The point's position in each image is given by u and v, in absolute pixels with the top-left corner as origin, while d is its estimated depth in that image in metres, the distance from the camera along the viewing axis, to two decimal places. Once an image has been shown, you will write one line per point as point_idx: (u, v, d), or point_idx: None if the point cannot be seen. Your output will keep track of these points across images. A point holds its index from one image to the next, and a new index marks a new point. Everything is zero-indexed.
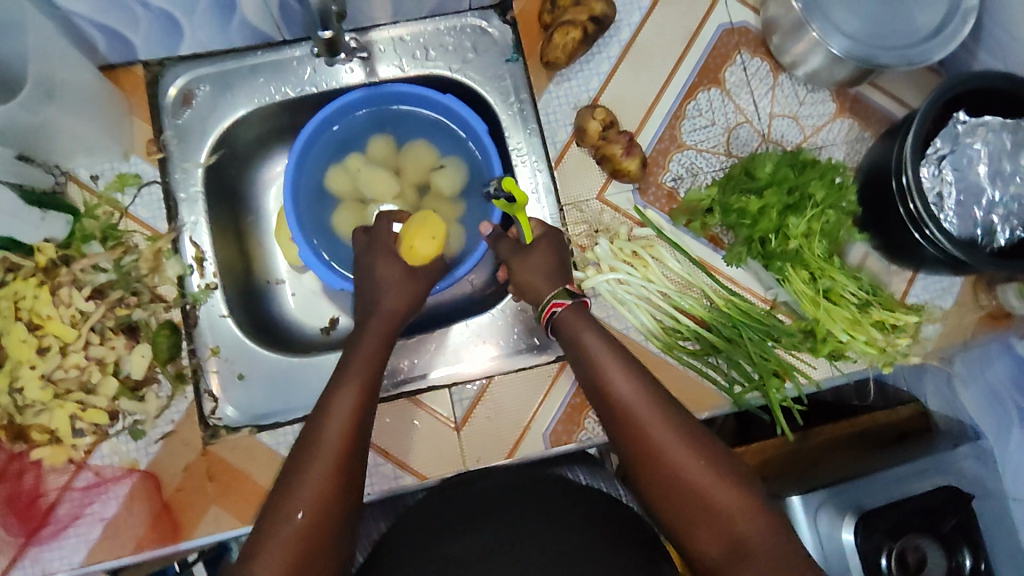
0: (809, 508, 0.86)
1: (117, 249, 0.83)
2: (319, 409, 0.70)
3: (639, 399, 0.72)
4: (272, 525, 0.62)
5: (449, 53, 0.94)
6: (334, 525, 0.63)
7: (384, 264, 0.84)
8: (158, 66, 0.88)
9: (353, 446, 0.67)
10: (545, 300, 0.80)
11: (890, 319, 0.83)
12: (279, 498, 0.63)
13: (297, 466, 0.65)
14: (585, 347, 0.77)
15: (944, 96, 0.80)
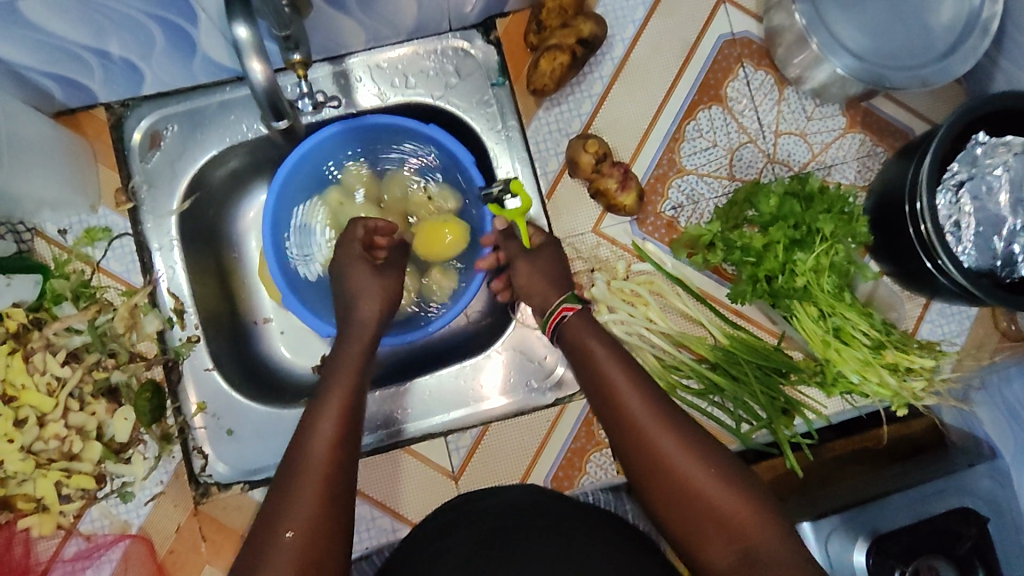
0: (820, 533, 0.79)
1: (91, 309, 0.79)
2: (302, 425, 0.63)
3: (653, 408, 0.65)
4: (260, 552, 0.55)
5: (430, 78, 0.88)
6: (331, 550, 0.56)
7: (351, 270, 0.77)
8: (121, 108, 0.83)
9: (343, 462, 0.61)
10: (553, 305, 0.75)
11: (905, 362, 0.79)
12: (267, 524, 0.57)
13: (284, 485, 0.58)
14: (591, 354, 0.70)
15: (965, 119, 0.75)
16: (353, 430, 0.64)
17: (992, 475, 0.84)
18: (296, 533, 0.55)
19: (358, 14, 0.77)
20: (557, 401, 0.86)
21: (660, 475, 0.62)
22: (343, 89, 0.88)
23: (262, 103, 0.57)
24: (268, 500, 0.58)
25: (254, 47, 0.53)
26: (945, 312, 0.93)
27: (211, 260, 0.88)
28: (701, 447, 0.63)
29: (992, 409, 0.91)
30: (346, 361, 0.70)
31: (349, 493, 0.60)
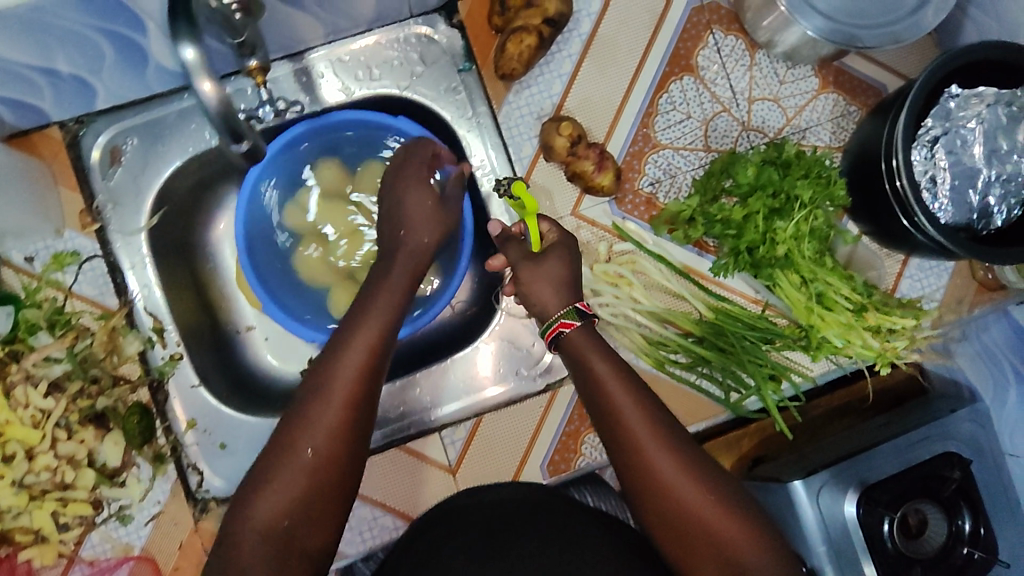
0: (811, 488, 0.81)
1: (68, 336, 0.76)
2: (332, 348, 0.63)
3: (651, 424, 0.65)
4: (271, 472, 0.58)
5: (395, 69, 0.86)
6: (340, 478, 0.59)
7: (416, 189, 0.75)
8: (76, 125, 0.80)
9: (368, 394, 0.61)
10: (552, 319, 0.74)
11: (887, 324, 0.77)
12: (283, 441, 0.59)
13: (303, 407, 0.60)
14: (593, 369, 0.69)
15: (940, 71, 0.75)
16: (382, 362, 0.63)
17: (973, 418, 0.87)
18: (310, 457, 0.58)
19: (313, 9, 0.74)
20: (548, 387, 0.86)
21: (653, 487, 0.64)
22: (306, 87, 0.85)
23: (220, 127, 0.55)
24: (286, 417, 0.61)
25: (203, 68, 0.51)
26: (924, 268, 0.93)
27: (185, 272, 0.86)
28: (698, 464, 0.64)
29: (972, 349, 0.94)
30: (388, 288, 0.68)
31: (367, 430, 0.62)
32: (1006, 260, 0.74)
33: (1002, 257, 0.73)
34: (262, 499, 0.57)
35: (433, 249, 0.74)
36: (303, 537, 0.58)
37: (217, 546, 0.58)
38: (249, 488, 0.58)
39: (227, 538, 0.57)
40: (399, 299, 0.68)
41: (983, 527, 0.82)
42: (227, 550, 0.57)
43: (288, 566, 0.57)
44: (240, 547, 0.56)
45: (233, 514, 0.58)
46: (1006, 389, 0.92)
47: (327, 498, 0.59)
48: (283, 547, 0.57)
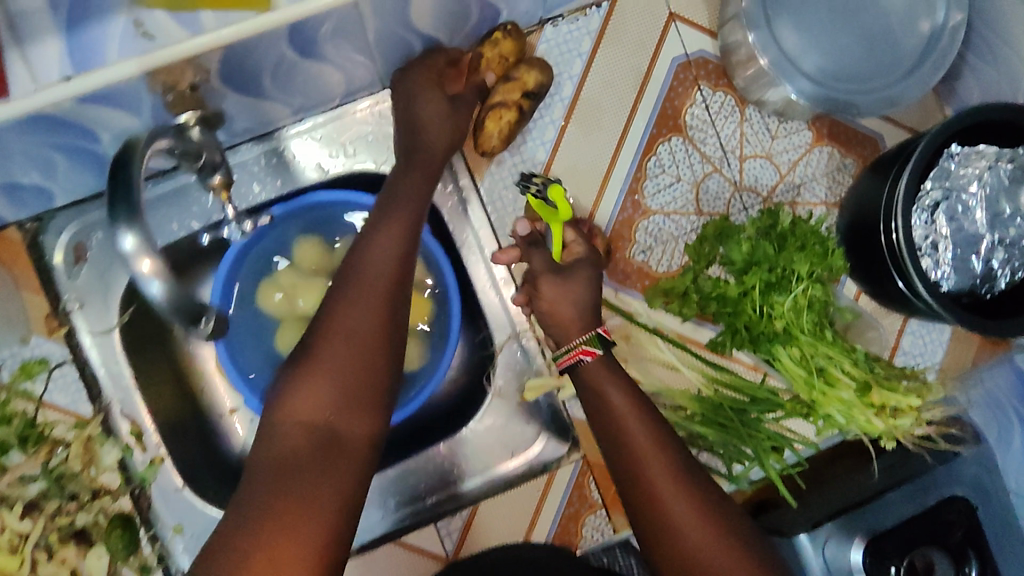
0: (816, 540, 0.79)
1: (42, 451, 0.73)
2: (358, 246, 0.66)
3: (662, 457, 0.66)
4: (308, 362, 0.60)
5: (371, 144, 0.82)
6: (376, 363, 0.61)
7: (424, 96, 0.73)
8: (36, 223, 0.76)
9: (398, 285, 0.64)
10: (573, 344, 0.72)
11: (892, 402, 0.76)
12: (319, 334, 0.61)
13: (331, 307, 0.62)
14: (608, 400, 0.70)
15: (945, 134, 0.71)
16: (409, 257, 0.66)
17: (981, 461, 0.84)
18: (344, 343, 0.60)
19: (279, 94, 0.70)
20: (545, 468, 0.84)
21: (656, 510, 0.64)
22: (277, 168, 0.81)
23: (173, 313, 0.47)
24: (318, 316, 0.63)
25: (141, 247, 0.45)
26: (925, 325, 0.91)
27: (162, 365, 0.83)
28: (712, 505, 0.64)
29: (981, 402, 0.89)
30: (408, 192, 0.69)
31: (399, 322, 0.64)
32: (1011, 332, 0.72)
33: (1010, 329, 0.71)
34: (300, 389, 0.59)
35: (446, 149, 0.74)
36: (343, 427, 0.59)
37: (259, 441, 0.59)
38: (285, 384, 0.60)
39: (269, 431, 0.59)
40: (419, 198, 0.69)
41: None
42: (269, 443, 0.58)
43: (337, 458, 0.58)
44: (283, 439, 0.58)
45: (271, 411, 0.60)
46: (1010, 430, 0.88)
47: (368, 385, 0.61)
48: (323, 438, 0.58)
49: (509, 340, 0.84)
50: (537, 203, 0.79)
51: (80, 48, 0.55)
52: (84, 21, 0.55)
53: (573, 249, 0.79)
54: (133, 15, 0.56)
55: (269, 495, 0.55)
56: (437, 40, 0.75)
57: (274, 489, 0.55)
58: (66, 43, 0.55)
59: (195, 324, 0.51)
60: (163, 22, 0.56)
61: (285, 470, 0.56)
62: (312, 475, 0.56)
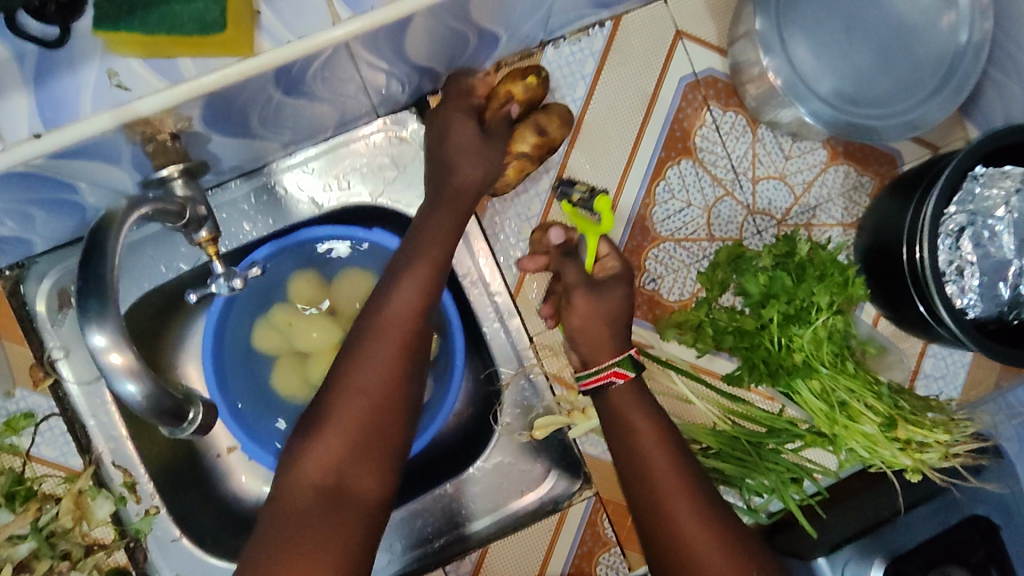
0: (835, 564, 0.77)
1: (31, 508, 0.67)
2: (377, 293, 0.65)
3: (683, 489, 0.63)
4: (324, 415, 0.59)
5: (366, 175, 0.78)
6: (392, 414, 0.60)
7: (452, 125, 0.70)
8: (19, 270, 0.73)
9: (416, 333, 0.63)
10: (603, 366, 0.70)
11: (917, 437, 0.72)
12: (337, 382, 0.61)
13: (350, 354, 0.62)
14: (633, 426, 0.67)
15: (974, 157, 0.67)
16: (430, 302, 0.65)
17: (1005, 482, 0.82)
18: (360, 395, 0.59)
19: (267, 131, 0.67)
20: (556, 507, 0.80)
21: (676, 543, 0.61)
22: (268, 204, 0.77)
23: (149, 410, 0.45)
24: (335, 366, 0.62)
25: (111, 342, 0.43)
26: (947, 348, 0.87)
27: None
28: (733, 534, 0.61)
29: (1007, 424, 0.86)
30: (427, 230, 0.67)
31: (416, 373, 0.63)
32: None
33: None
34: (315, 443, 0.58)
35: (476, 189, 0.70)
36: (357, 481, 0.57)
37: (272, 495, 0.58)
38: (301, 437, 0.59)
39: (283, 486, 0.57)
40: (442, 237, 0.67)
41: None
42: (282, 498, 0.56)
43: (349, 509, 0.56)
44: (296, 493, 0.56)
45: (286, 464, 0.59)
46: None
47: (383, 436, 0.60)
48: (338, 494, 0.56)
49: (516, 375, 0.80)
50: (576, 211, 0.78)
51: (50, 101, 0.52)
52: (54, 73, 0.52)
53: (607, 263, 0.76)
54: (106, 63, 0.52)
55: (280, 552, 0.52)
56: (433, 69, 0.71)
57: (283, 539, 0.53)
58: (35, 98, 0.52)
59: (176, 424, 0.49)
60: (138, 70, 0.52)
61: (297, 526, 0.54)
62: (325, 531, 0.54)
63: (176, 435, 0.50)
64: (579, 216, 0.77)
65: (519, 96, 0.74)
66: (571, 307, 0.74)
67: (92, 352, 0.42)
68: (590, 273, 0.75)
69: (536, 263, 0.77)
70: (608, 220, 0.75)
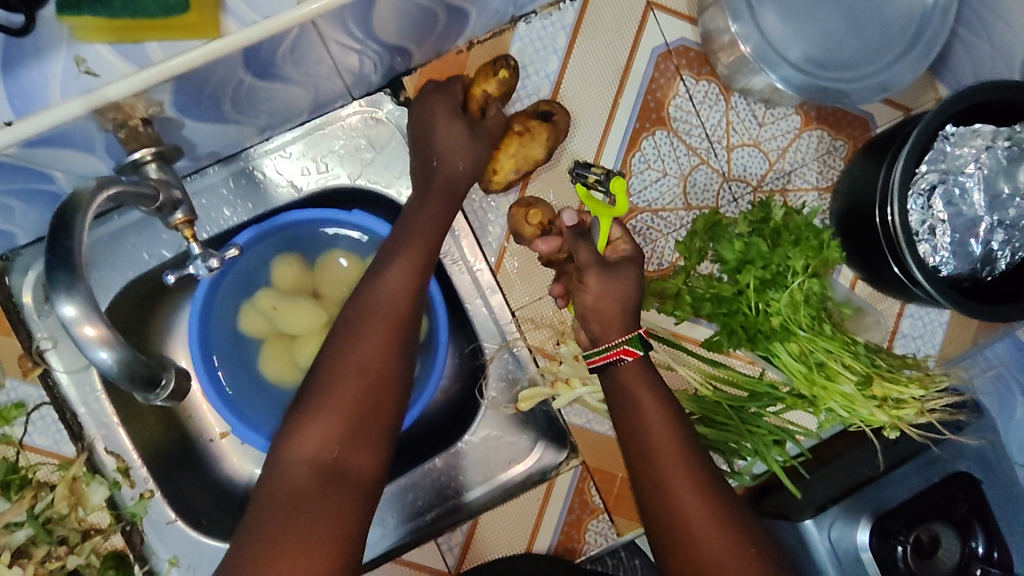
0: (821, 525, 0.80)
1: (26, 496, 0.70)
2: (368, 279, 0.65)
3: (684, 465, 0.64)
4: (317, 397, 0.59)
5: (344, 157, 0.79)
6: (386, 395, 0.60)
7: (439, 121, 0.71)
8: (3, 263, 0.74)
9: (408, 314, 0.64)
10: (613, 344, 0.69)
11: (893, 394, 0.74)
12: (330, 365, 0.60)
13: (343, 337, 0.62)
14: (639, 404, 0.67)
15: (945, 115, 0.68)
16: (421, 287, 0.65)
17: (982, 433, 0.85)
18: (353, 376, 0.59)
19: (240, 115, 0.67)
20: (544, 477, 0.81)
21: (674, 516, 0.62)
22: (246, 190, 0.78)
23: (126, 377, 0.47)
24: (325, 350, 0.62)
25: (82, 314, 0.44)
26: (925, 307, 0.88)
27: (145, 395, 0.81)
28: (730, 510, 0.63)
29: (986, 380, 0.88)
30: (418, 217, 0.68)
31: (409, 354, 0.63)
32: (1008, 317, 0.70)
33: (1003, 314, 0.69)
34: (308, 425, 0.58)
35: (467, 178, 0.71)
36: (353, 462, 0.57)
37: (264, 479, 0.57)
38: (293, 421, 0.59)
39: (276, 470, 0.57)
40: (433, 223, 0.68)
41: (998, 551, 0.80)
42: (276, 481, 0.56)
43: (345, 489, 0.56)
44: (291, 476, 0.56)
45: (278, 449, 0.58)
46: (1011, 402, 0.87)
47: (377, 417, 0.59)
48: (333, 474, 0.56)
49: (500, 349, 0.81)
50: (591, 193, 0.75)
51: (20, 93, 0.53)
52: (23, 62, 0.52)
53: (619, 245, 0.73)
54: (73, 51, 0.52)
55: (277, 534, 0.52)
56: (404, 47, 0.72)
57: (278, 519, 0.53)
58: (5, 88, 0.53)
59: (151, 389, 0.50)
60: (106, 56, 0.53)
61: (294, 508, 0.53)
62: (321, 512, 0.54)
63: (151, 400, 0.54)
64: (593, 199, 0.74)
65: (494, 95, 0.75)
66: (582, 286, 0.70)
67: (64, 324, 0.43)
68: (602, 253, 0.72)
69: (548, 244, 0.75)
70: (623, 203, 0.73)
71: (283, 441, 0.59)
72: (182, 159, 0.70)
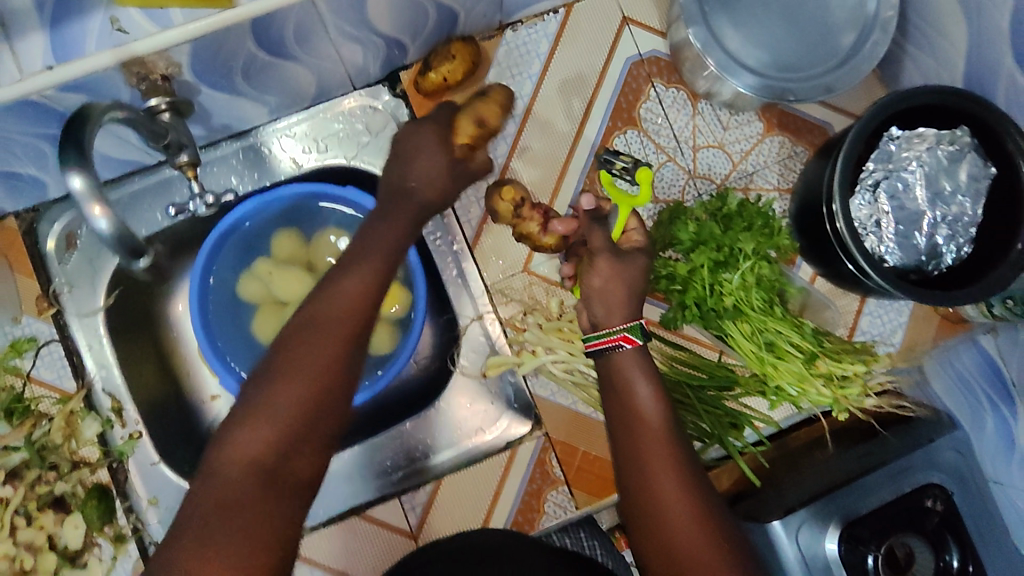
0: (790, 527, 0.77)
1: (26, 424, 0.77)
2: (327, 279, 0.60)
3: (668, 450, 0.65)
4: (263, 399, 0.53)
5: (343, 140, 0.88)
6: (337, 403, 0.55)
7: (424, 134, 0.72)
8: (31, 213, 0.82)
9: (368, 319, 0.59)
10: (617, 329, 0.70)
11: (838, 371, 0.79)
12: (275, 364, 0.55)
13: (292, 334, 0.56)
14: (631, 387, 0.69)
15: (878, 115, 0.75)
16: (383, 295, 0.61)
17: (954, 445, 0.82)
18: (305, 385, 0.54)
19: (253, 91, 0.78)
20: (508, 445, 0.85)
21: (651, 498, 0.63)
22: (254, 162, 0.87)
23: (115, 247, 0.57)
24: (274, 348, 0.56)
25: (88, 192, 0.53)
26: (883, 304, 0.93)
27: (145, 346, 0.88)
28: (707, 498, 0.64)
29: (944, 375, 0.90)
30: (393, 223, 0.65)
31: (363, 359, 0.58)
32: (960, 301, 0.73)
33: (951, 300, 0.72)
34: (250, 429, 0.53)
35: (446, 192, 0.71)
36: (298, 471, 0.53)
37: (194, 486, 0.52)
38: (234, 418, 0.54)
39: (209, 476, 0.51)
40: (397, 235, 0.65)
41: (972, 564, 0.77)
42: (208, 492, 0.51)
43: (278, 500, 0.51)
44: (225, 477, 0.51)
45: (212, 452, 0.53)
46: (982, 413, 0.86)
47: (324, 425, 0.55)
48: (275, 482, 0.52)
49: (473, 322, 0.87)
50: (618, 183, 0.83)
51: (61, 45, 0.63)
52: (65, 19, 0.62)
53: (633, 237, 0.78)
54: (110, 12, 0.63)
55: (200, 544, 0.48)
56: (400, 42, 0.82)
57: (204, 527, 0.49)
58: (49, 39, 0.62)
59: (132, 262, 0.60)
60: (136, 17, 0.63)
61: (228, 512, 0.49)
62: (247, 525, 0.49)
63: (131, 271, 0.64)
64: (617, 189, 0.82)
65: (446, 73, 0.84)
66: (592, 269, 0.74)
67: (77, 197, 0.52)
68: (617, 240, 0.78)
69: (565, 226, 0.82)
70: (645, 194, 0.82)
71: (216, 441, 0.54)
72: (197, 127, 0.80)
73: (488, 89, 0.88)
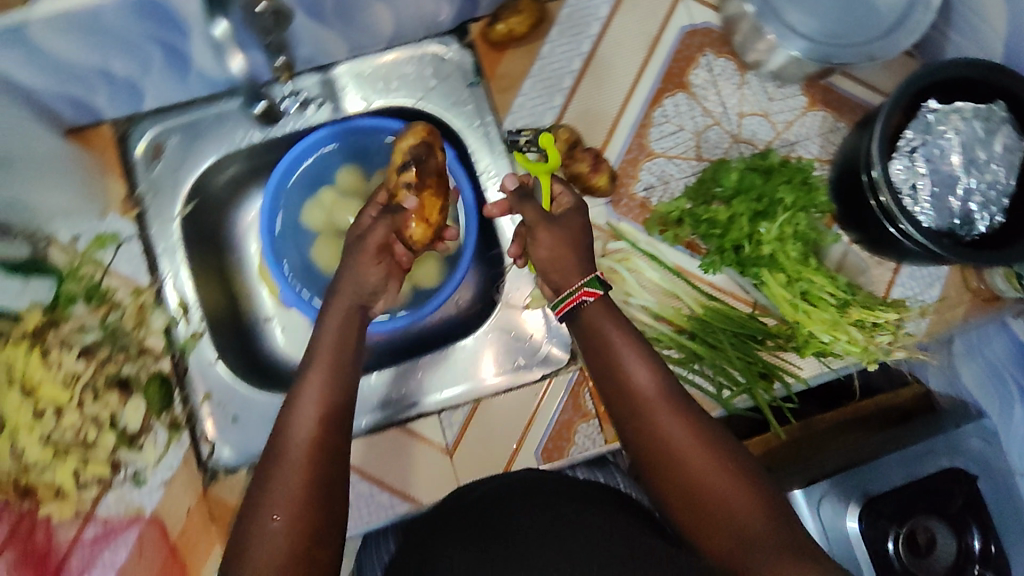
0: (811, 497, 0.78)
1: (101, 308, 0.85)
2: (280, 421, 0.63)
3: (663, 402, 0.65)
4: (245, 557, 0.55)
5: (412, 82, 0.95)
6: (318, 532, 0.57)
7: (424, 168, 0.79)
8: (125, 123, 0.88)
9: (328, 441, 0.61)
10: (574, 288, 0.71)
11: (871, 318, 0.84)
12: (247, 527, 0.57)
13: (258, 492, 0.58)
14: (607, 337, 0.69)
15: (915, 85, 0.79)
16: (336, 411, 0.63)
17: (980, 435, 0.84)
18: (280, 530, 0.55)
19: (340, 26, 0.84)
20: (544, 376, 0.89)
21: (664, 451, 0.63)
22: (330, 94, 0.94)
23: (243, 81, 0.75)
24: (247, 505, 0.58)
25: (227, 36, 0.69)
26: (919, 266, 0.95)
27: (212, 258, 0.95)
28: (716, 437, 0.63)
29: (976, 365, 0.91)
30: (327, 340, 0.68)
31: (332, 477, 0.60)
32: (995, 260, 0.75)
33: (990, 258, 0.75)
34: None
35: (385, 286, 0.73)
36: None
37: None
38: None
39: None
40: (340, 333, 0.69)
41: (994, 544, 0.79)
42: None
43: None
44: None
45: None
46: (1011, 403, 0.86)
47: (313, 557, 0.56)
48: None
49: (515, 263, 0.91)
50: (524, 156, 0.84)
51: None
52: None
53: (562, 201, 0.80)
54: None
55: None
56: None
57: None
58: None
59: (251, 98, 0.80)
60: None
61: None
62: None
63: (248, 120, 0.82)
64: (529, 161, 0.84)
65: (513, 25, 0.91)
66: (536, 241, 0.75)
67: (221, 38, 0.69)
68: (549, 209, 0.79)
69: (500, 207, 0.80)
70: (553, 158, 0.84)
71: None
72: None
73: (548, 46, 0.95)
